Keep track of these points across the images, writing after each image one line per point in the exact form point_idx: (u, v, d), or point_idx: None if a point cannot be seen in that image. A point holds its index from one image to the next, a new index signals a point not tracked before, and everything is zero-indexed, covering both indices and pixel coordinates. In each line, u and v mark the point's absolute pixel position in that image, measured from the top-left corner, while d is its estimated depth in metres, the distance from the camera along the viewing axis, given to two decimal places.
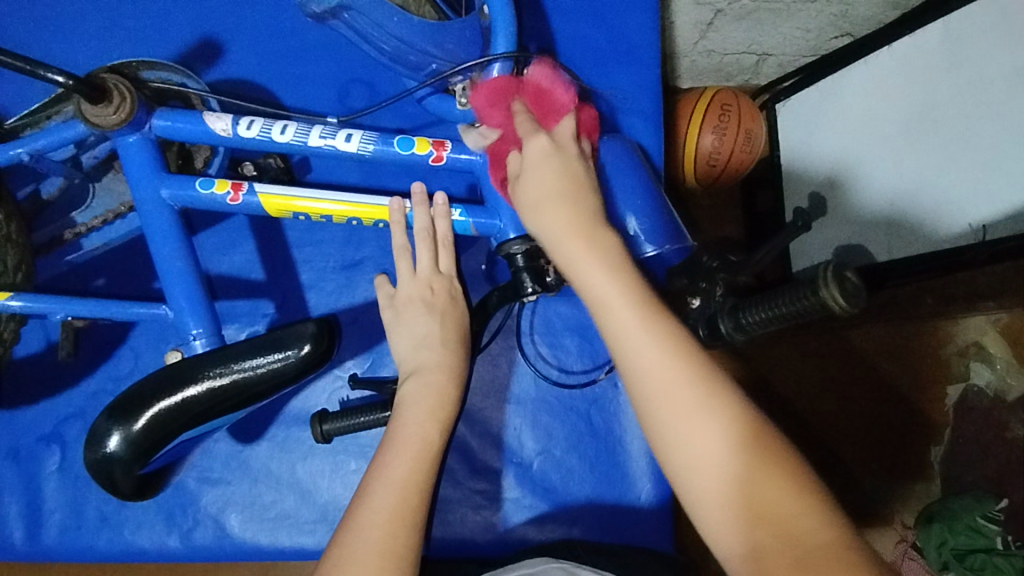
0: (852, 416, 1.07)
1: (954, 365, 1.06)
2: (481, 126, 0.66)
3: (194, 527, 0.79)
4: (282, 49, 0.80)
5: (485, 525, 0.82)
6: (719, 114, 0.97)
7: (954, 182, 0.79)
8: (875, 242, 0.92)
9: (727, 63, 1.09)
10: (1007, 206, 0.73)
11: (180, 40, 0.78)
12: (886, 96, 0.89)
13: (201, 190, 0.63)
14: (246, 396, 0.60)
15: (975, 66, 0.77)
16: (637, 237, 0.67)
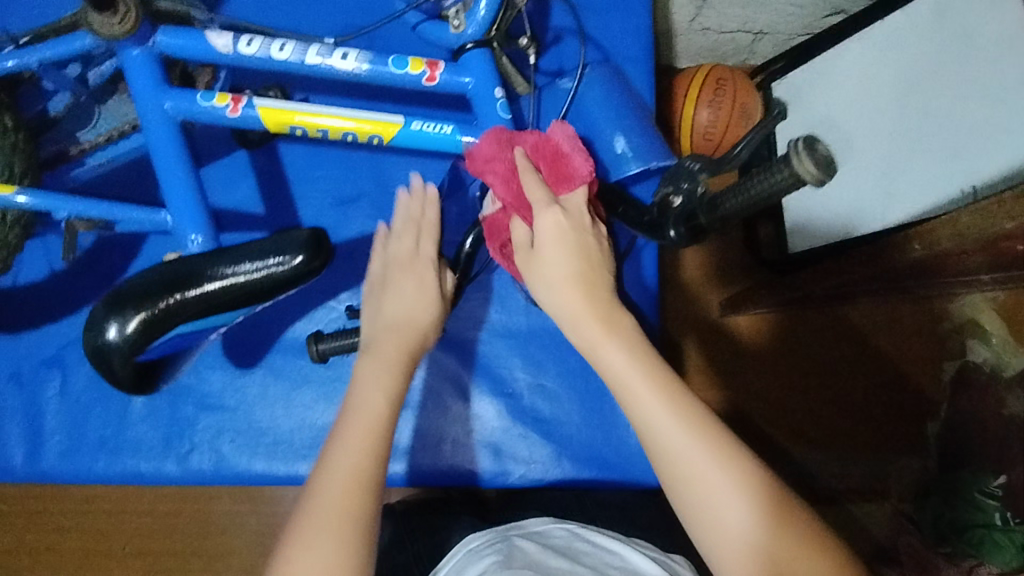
0: (846, 393, 1.16)
1: (952, 341, 1.05)
2: (474, 47, 0.68)
3: (190, 452, 0.80)
4: None
5: (471, 455, 0.83)
6: (714, 89, 1.00)
7: (944, 144, 0.81)
8: (871, 205, 0.92)
9: (722, 42, 1.12)
10: (1003, 164, 0.74)
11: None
12: (878, 68, 0.91)
13: (202, 102, 0.64)
14: (243, 298, 0.61)
15: (956, 37, 0.79)
16: (624, 156, 0.69)
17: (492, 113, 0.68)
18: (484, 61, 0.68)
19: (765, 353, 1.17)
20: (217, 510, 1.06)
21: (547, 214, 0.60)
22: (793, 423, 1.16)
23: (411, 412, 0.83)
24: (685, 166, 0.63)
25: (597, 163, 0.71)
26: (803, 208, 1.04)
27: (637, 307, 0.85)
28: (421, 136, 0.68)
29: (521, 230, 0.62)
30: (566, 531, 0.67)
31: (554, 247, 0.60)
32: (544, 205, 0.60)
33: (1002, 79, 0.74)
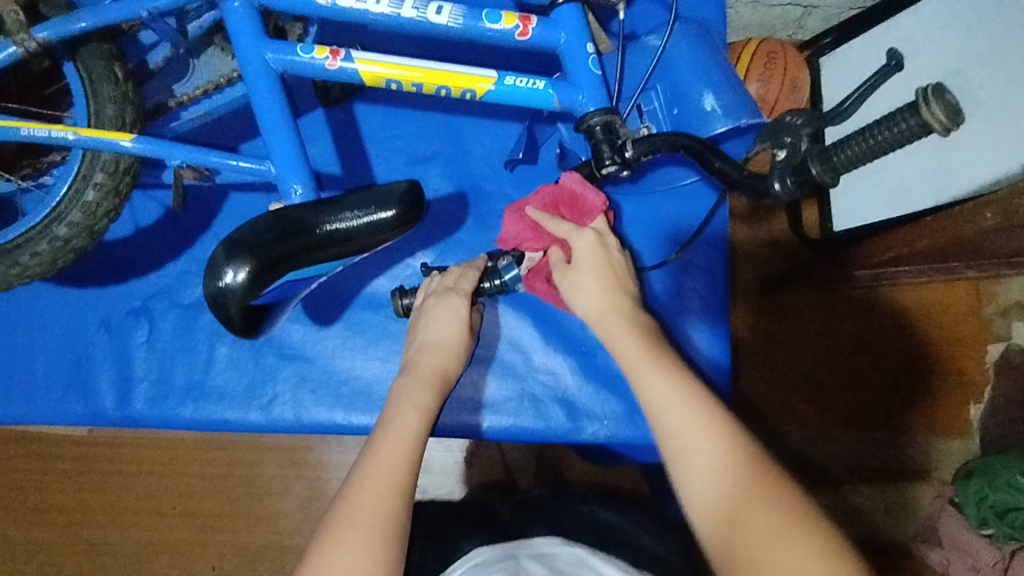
0: (887, 371, 1.12)
1: (996, 324, 1.12)
2: (566, 1, 0.68)
3: (273, 401, 0.83)
4: None
5: (548, 412, 0.83)
6: (765, 61, 1.00)
7: (1000, 120, 0.75)
8: (918, 186, 0.89)
9: (772, 14, 1.07)
10: None
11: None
12: (941, 38, 0.84)
13: (303, 54, 0.65)
14: (345, 247, 0.63)
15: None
16: (715, 113, 0.70)
17: (583, 68, 0.68)
18: (575, 17, 0.68)
19: (806, 328, 1.12)
20: (264, 473, 1.07)
21: (582, 233, 0.70)
22: (831, 401, 1.12)
23: (490, 368, 0.84)
24: (786, 121, 0.63)
25: (686, 120, 0.71)
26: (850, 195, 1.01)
27: (706, 267, 0.87)
28: (513, 92, 0.68)
29: (557, 251, 0.71)
30: (574, 557, 0.61)
31: (583, 269, 0.69)
32: (575, 232, 0.70)
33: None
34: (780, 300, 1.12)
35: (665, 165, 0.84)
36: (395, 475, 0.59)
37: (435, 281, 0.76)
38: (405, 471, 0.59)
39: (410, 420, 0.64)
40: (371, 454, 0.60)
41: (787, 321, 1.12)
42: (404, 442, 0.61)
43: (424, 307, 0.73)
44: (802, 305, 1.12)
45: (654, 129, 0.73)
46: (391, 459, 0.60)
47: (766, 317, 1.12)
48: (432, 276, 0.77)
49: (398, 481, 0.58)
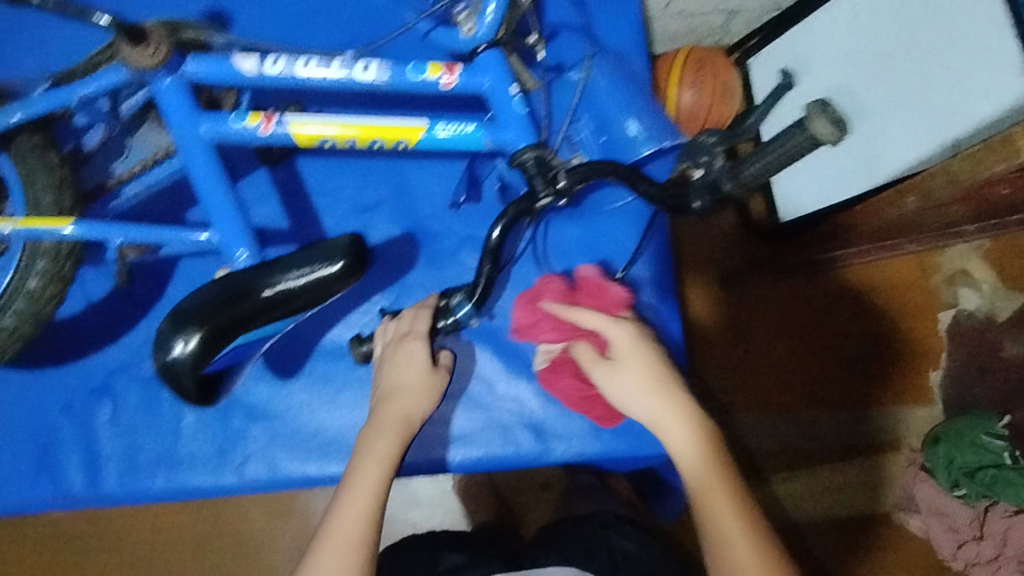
0: (847, 349, 1.19)
1: (945, 292, 1.20)
2: (486, 48, 0.72)
3: (245, 463, 0.83)
4: (296, 9, 0.85)
5: (518, 429, 0.85)
6: (694, 70, 1.02)
7: (925, 95, 0.80)
8: (857, 170, 0.93)
9: (697, 23, 1.13)
10: (975, 117, 0.73)
11: (190, 2, 0.83)
12: (865, 25, 0.89)
13: (236, 124, 0.68)
14: (294, 305, 0.65)
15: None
16: (638, 138, 0.74)
17: (509, 109, 0.72)
18: (497, 61, 0.72)
19: (769, 318, 1.18)
20: (252, 525, 1.09)
21: (624, 329, 0.75)
22: (800, 385, 1.17)
23: (457, 402, 0.86)
24: (706, 142, 0.68)
25: (612, 147, 0.75)
26: (795, 176, 1.05)
27: (653, 277, 0.89)
28: (445, 138, 0.71)
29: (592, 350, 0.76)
30: None
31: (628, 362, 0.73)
32: (630, 340, 0.74)
33: (972, 29, 0.72)
34: (740, 294, 1.18)
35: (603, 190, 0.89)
36: (361, 532, 0.64)
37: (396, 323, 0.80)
38: (369, 527, 0.65)
39: (369, 477, 0.67)
40: (340, 506, 0.66)
41: (747, 313, 1.18)
42: (367, 498, 0.66)
43: (387, 352, 0.77)
44: (762, 297, 1.18)
45: (585, 156, 0.75)
46: (356, 514, 0.65)
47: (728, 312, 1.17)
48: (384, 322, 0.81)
49: (363, 535, 0.64)
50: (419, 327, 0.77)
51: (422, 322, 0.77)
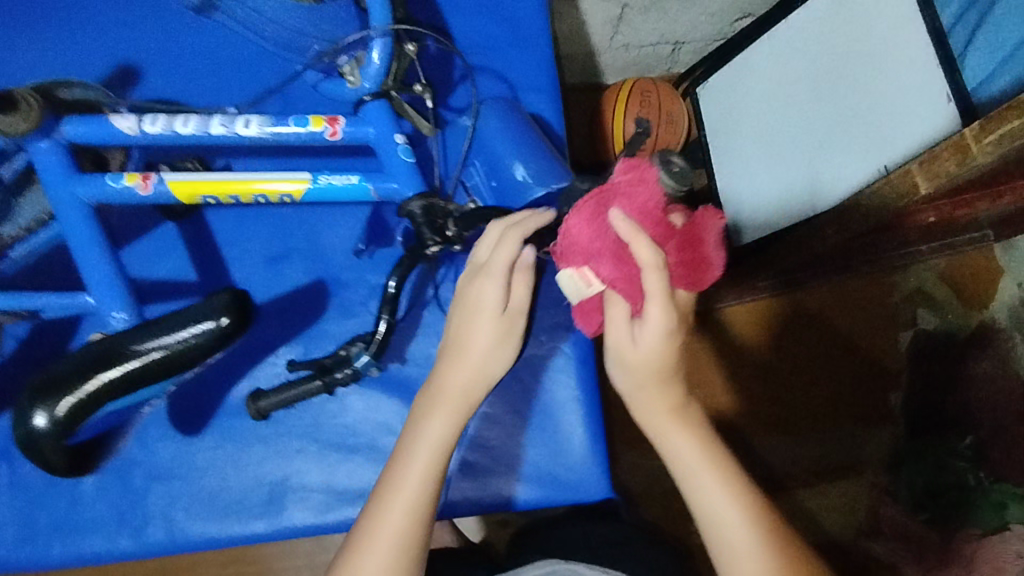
0: (811, 370, 1.37)
1: (903, 312, 1.37)
2: (371, 99, 0.71)
3: (145, 525, 0.82)
4: (197, 63, 0.84)
5: (491, 482, 0.85)
6: (638, 104, 1.26)
7: (858, 120, 0.97)
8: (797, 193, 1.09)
9: (645, 54, 1.32)
10: (899, 138, 0.90)
11: (98, 61, 0.83)
12: (799, 63, 1.09)
13: (113, 184, 0.67)
14: (169, 367, 0.64)
15: (861, 35, 0.96)
16: (528, 182, 0.73)
17: (395, 159, 0.72)
18: (382, 112, 0.72)
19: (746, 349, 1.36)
20: None
21: (654, 253, 0.60)
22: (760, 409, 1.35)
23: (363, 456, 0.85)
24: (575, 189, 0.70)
25: (504, 192, 0.74)
26: (750, 194, 1.20)
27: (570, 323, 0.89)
28: (329, 190, 0.71)
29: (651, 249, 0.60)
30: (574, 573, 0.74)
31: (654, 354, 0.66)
32: (659, 271, 0.61)
33: (897, 66, 0.91)
34: None
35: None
36: (422, 510, 0.67)
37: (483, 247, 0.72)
38: (427, 504, 0.67)
39: (417, 463, 0.68)
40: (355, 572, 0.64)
41: None
42: (418, 480, 0.67)
43: (460, 291, 0.73)
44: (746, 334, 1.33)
45: (479, 202, 0.77)
46: (406, 500, 0.66)
47: None
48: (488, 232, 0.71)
49: (422, 512, 0.67)
50: (498, 260, 0.70)
51: (507, 252, 0.69)
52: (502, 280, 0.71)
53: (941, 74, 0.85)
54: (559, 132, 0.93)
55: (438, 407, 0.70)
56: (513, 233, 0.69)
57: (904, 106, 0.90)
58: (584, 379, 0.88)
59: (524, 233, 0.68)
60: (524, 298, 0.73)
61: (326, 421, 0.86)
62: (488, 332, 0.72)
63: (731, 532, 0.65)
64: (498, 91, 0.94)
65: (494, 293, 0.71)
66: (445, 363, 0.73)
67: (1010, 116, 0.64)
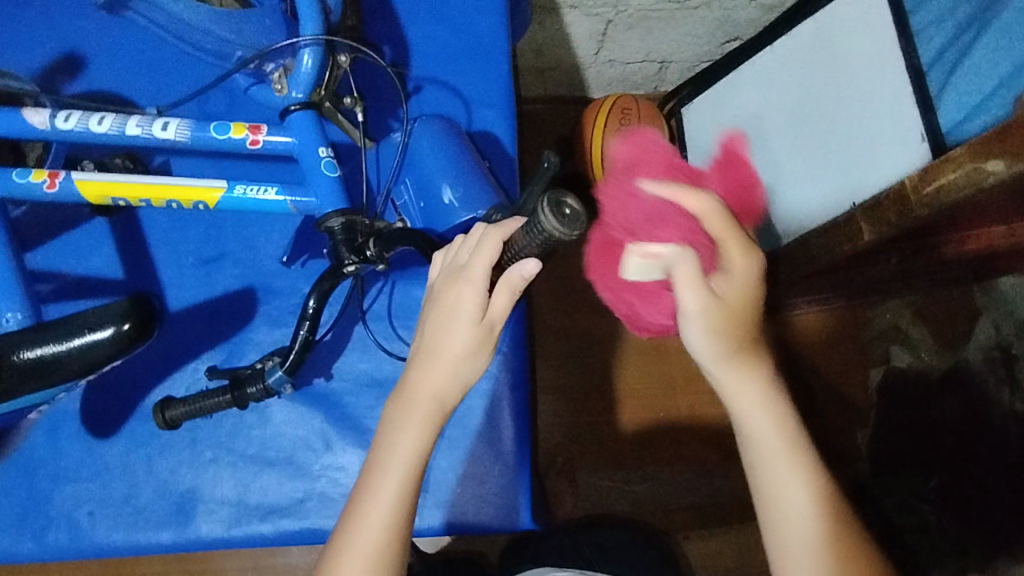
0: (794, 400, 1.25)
1: (877, 350, 1.28)
2: (298, 109, 0.70)
3: (47, 528, 0.79)
4: (138, 58, 0.82)
5: (457, 506, 0.84)
6: (619, 117, 1.12)
7: (833, 150, 0.91)
8: (767, 225, 1.03)
9: (631, 71, 1.23)
10: (874, 171, 0.85)
11: (38, 48, 0.81)
12: (773, 89, 1.04)
13: (18, 179, 0.69)
14: (55, 374, 0.61)
15: (841, 62, 0.92)
16: (453, 206, 0.71)
17: (317, 172, 0.70)
18: (308, 123, 0.70)
19: None
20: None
21: (703, 200, 0.59)
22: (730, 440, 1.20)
23: (279, 470, 0.82)
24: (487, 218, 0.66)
25: (430, 214, 0.73)
26: None
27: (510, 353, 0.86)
28: (244, 200, 0.71)
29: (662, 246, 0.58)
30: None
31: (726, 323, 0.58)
32: (703, 207, 0.60)
33: (874, 96, 0.86)
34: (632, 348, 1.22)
35: (422, 260, 0.85)
36: (389, 553, 0.54)
37: (463, 246, 0.58)
38: (395, 544, 0.54)
39: (388, 485, 0.55)
40: None
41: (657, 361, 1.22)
42: (385, 512, 0.54)
43: (434, 296, 0.57)
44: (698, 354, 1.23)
45: (406, 222, 0.74)
46: (375, 531, 0.53)
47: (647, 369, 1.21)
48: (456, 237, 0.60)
49: (390, 552, 0.54)
50: (478, 261, 0.55)
51: (486, 256, 0.55)
52: (483, 282, 0.55)
53: (916, 111, 0.80)
54: (509, 152, 0.90)
55: (414, 418, 0.56)
56: (490, 235, 0.55)
57: (880, 138, 0.85)
58: (516, 403, 0.86)
59: (510, 231, 0.55)
60: (509, 303, 0.55)
61: (243, 431, 0.82)
62: (469, 342, 0.55)
63: (787, 500, 0.57)
64: (452, 104, 0.90)
65: (476, 304, 0.55)
66: (419, 372, 0.56)
67: (945, 170, 0.62)
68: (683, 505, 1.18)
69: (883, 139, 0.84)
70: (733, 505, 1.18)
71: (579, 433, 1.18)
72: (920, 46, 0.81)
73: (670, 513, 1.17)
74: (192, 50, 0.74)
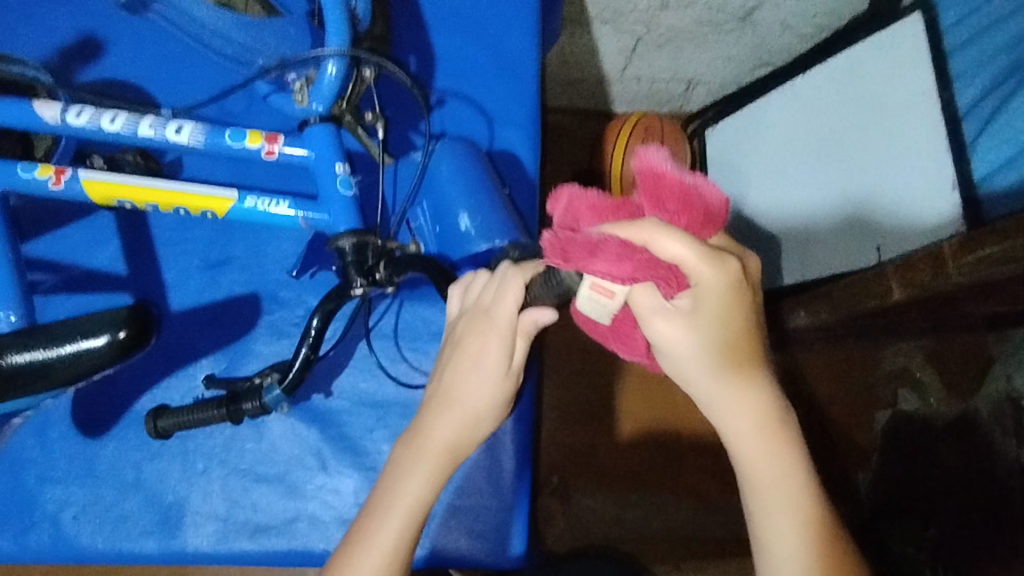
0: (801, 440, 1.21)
1: (881, 392, 1.24)
2: (317, 121, 0.68)
3: (29, 528, 0.77)
4: (158, 52, 0.79)
5: (452, 538, 0.81)
6: (642, 136, 1.07)
7: (864, 192, 0.86)
8: (795, 261, 1.00)
9: (657, 89, 1.16)
10: (909, 221, 0.80)
11: (56, 33, 0.78)
12: (801, 120, 0.98)
13: (23, 174, 0.67)
14: (40, 382, 0.56)
15: (870, 103, 0.86)
16: (470, 235, 0.70)
17: (332, 190, 0.68)
18: (326, 136, 0.67)
19: None
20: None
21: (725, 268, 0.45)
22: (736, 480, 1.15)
23: (271, 486, 0.80)
24: (505, 252, 0.65)
25: (445, 241, 0.72)
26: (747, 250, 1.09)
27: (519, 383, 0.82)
28: (253, 213, 0.69)
29: (649, 296, 0.47)
30: None
31: (709, 317, 0.47)
32: (698, 263, 0.44)
33: (910, 140, 0.80)
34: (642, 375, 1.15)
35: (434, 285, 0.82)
36: None
37: (487, 286, 0.54)
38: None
39: (386, 528, 0.50)
40: None
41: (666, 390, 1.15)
42: (381, 563, 0.50)
43: (456, 341, 0.53)
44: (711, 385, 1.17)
45: (420, 245, 0.74)
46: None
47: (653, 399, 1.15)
48: (474, 276, 0.57)
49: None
50: (502, 307, 0.51)
51: (511, 301, 0.51)
52: (508, 332, 0.52)
53: (948, 164, 0.75)
54: (530, 176, 0.87)
55: (417, 461, 0.51)
56: (514, 278, 0.51)
57: (916, 186, 0.79)
58: (518, 435, 0.83)
59: (536, 274, 0.51)
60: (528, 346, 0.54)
61: (236, 444, 0.80)
62: (495, 392, 0.53)
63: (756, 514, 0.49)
64: (474, 122, 0.88)
65: (505, 355, 0.52)
66: (435, 419, 0.52)
67: (987, 243, 0.58)
68: (675, 534, 1.11)
69: (919, 188, 0.79)
70: None
71: (578, 456, 1.12)
72: (960, 88, 0.74)
73: (664, 540, 1.11)
74: (213, 54, 0.73)
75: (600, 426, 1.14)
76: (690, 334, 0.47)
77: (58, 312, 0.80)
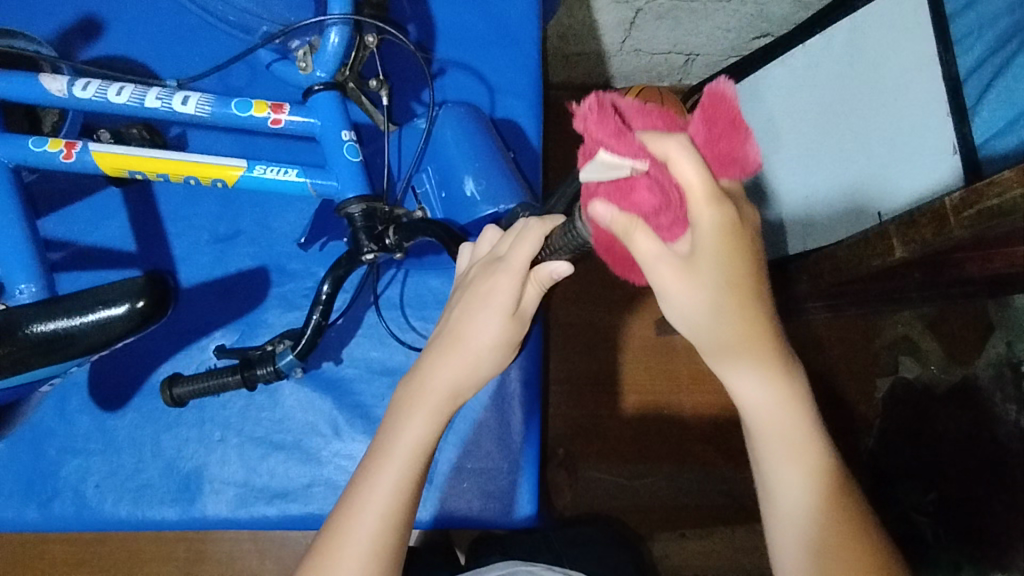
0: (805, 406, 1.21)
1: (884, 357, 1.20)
2: (322, 89, 0.68)
3: (53, 498, 0.79)
4: (162, 28, 0.80)
5: (454, 500, 0.83)
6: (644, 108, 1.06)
7: (869, 158, 0.85)
8: (792, 237, 0.97)
9: (656, 62, 1.15)
10: (914, 181, 0.79)
11: (59, 11, 0.79)
12: (799, 91, 0.96)
13: (35, 148, 0.68)
14: (66, 351, 0.57)
15: (875, 68, 0.85)
16: (475, 198, 0.71)
17: (338, 156, 0.68)
18: (331, 104, 0.68)
19: None
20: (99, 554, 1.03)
21: (715, 208, 0.42)
22: (739, 447, 1.16)
23: (286, 453, 0.81)
24: (514, 215, 0.65)
25: (453, 207, 0.73)
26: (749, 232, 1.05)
27: (529, 352, 0.85)
28: (263, 181, 0.70)
29: (652, 241, 0.44)
30: None
31: (709, 260, 0.46)
32: (705, 202, 0.42)
33: (914, 101, 0.80)
34: (646, 345, 1.17)
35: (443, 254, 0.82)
36: (387, 552, 0.50)
37: (503, 238, 0.56)
38: (392, 537, 0.50)
39: (384, 474, 0.51)
40: None
41: (668, 360, 1.16)
42: (387, 509, 0.50)
43: (467, 284, 0.55)
44: None
45: (427, 212, 0.75)
46: (372, 519, 0.50)
47: (659, 367, 1.16)
48: (485, 232, 0.59)
49: (389, 543, 0.50)
50: (518, 254, 0.53)
51: (528, 249, 0.52)
52: (517, 279, 0.53)
53: (952, 125, 0.75)
54: (534, 145, 0.88)
55: (417, 410, 0.53)
56: (532, 230, 0.52)
57: (920, 146, 0.78)
58: (527, 403, 0.86)
59: (553, 227, 0.52)
60: (536, 297, 0.55)
61: (252, 412, 0.82)
62: (498, 337, 0.54)
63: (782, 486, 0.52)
64: (477, 93, 0.88)
65: (513, 296, 0.53)
66: (436, 358, 0.54)
67: (990, 194, 0.59)
68: (676, 505, 1.14)
69: (923, 148, 0.78)
70: (736, 510, 1.15)
71: (584, 425, 1.14)
72: (959, 54, 0.77)
73: (663, 513, 1.13)
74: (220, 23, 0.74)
75: (605, 395, 1.15)
76: (686, 293, 0.47)
77: (70, 288, 0.81)
